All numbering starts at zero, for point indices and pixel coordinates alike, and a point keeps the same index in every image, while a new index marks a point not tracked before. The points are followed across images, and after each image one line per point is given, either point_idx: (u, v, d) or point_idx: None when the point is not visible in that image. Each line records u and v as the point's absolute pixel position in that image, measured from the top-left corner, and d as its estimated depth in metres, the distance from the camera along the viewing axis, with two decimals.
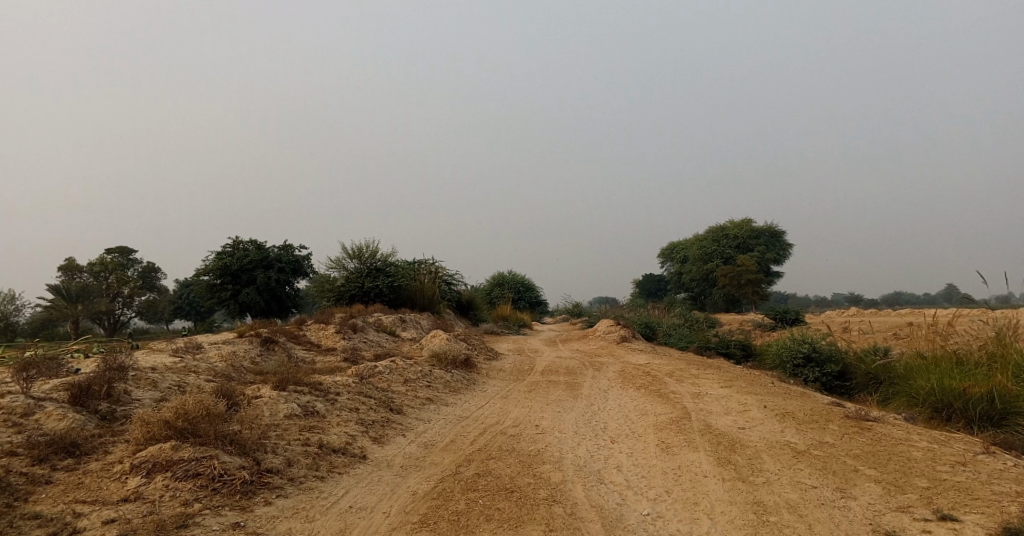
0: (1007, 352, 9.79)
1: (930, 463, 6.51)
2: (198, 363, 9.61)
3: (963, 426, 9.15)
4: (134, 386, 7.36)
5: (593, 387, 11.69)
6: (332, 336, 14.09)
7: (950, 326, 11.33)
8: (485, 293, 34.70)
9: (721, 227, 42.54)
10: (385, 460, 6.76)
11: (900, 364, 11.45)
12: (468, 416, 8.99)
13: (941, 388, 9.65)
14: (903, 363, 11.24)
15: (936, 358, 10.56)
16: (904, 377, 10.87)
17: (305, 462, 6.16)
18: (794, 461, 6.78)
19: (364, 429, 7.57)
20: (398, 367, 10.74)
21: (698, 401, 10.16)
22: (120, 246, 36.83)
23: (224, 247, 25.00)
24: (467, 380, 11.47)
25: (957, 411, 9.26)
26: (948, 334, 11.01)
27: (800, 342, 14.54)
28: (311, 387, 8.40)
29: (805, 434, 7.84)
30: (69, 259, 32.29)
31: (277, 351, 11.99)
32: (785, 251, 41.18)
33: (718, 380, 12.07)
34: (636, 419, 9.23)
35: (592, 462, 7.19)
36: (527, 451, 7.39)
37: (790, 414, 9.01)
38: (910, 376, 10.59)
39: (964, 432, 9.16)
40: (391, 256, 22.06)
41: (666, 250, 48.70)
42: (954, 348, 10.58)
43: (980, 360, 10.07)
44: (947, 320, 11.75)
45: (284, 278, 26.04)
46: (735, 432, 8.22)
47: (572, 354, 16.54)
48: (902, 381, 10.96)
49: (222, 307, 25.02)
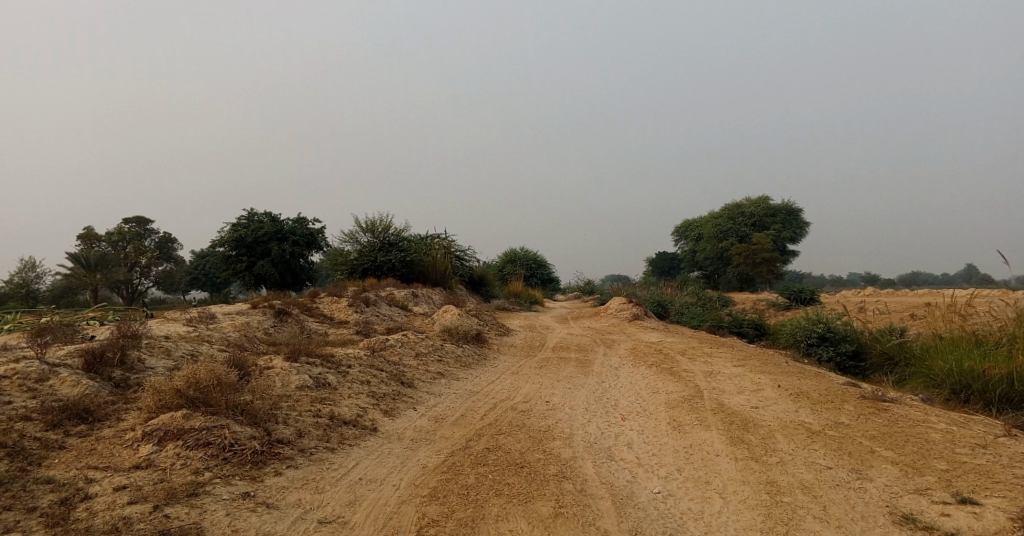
0: None
1: (948, 445, 6.40)
2: (211, 333, 9.65)
3: (981, 408, 9.03)
4: (147, 354, 7.39)
5: (604, 364, 11.65)
6: (344, 309, 14.12)
7: (969, 306, 11.15)
8: (498, 269, 34.66)
9: (737, 205, 42.10)
10: (396, 433, 6.76)
11: (917, 344, 11.29)
12: (479, 390, 8.97)
13: (959, 370, 9.51)
14: (920, 343, 11.08)
15: (955, 339, 10.40)
16: (921, 358, 10.72)
17: (315, 433, 6.17)
18: (809, 441, 6.70)
19: (375, 402, 7.57)
20: (410, 341, 10.73)
21: (710, 380, 10.09)
22: (138, 216, 37.20)
23: (239, 219, 25.09)
24: (478, 355, 11.46)
25: (976, 393, 9.13)
26: (968, 315, 10.83)
27: (814, 322, 14.39)
28: (323, 359, 8.40)
29: (820, 415, 7.76)
30: (87, 228, 32.66)
31: (290, 323, 12.03)
32: (802, 230, 40.76)
33: (731, 359, 11.98)
34: (647, 396, 9.19)
35: (603, 439, 7.15)
36: (538, 427, 7.37)
37: (804, 394, 8.91)
38: (928, 357, 10.44)
39: (982, 414, 9.04)
40: (404, 230, 22.03)
41: (680, 228, 48.33)
42: (974, 329, 10.41)
43: (1001, 342, 9.91)
44: (966, 300, 11.56)
45: (299, 250, 26.13)
46: (748, 411, 8.14)
47: (584, 331, 16.49)
48: (918, 362, 10.82)
49: (238, 279, 25.18)
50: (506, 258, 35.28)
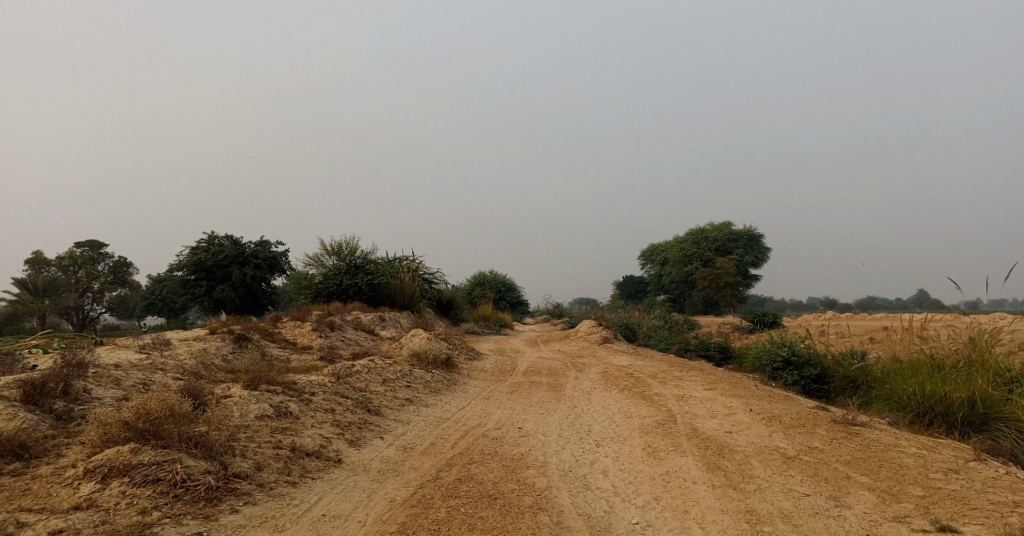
0: (986, 358, 9.74)
1: (923, 470, 6.35)
2: (165, 360, 9.20)
3: (946, 431, 9.05)
4: (95, 384, 6.97)
5: (576, 388, 11.46)
6: (308, 333, 13.71)
7: (927, 330, 11.29)
8: (466, 292, 34.38)
9: (700, 229, 42.62)
10: (362, 464, 6.44)
11: (878, 368, 11.38)
12: (448, 417, 8.69)
13: (923, 392, 9.57)
14: (881, 367, 11.16)
15: (915, 362, 10.47)
16: (883, 382, 10.79)
17: (276, 466, 5.83)
18: (786, 467, 6.58)
19: (339, 431, 7.24)
20: (377, 366, 10.40)
21: (682, 404, 9.97)
22: (92, 240, 35.95)
23: (199, 241, 24.42)
24: (448, 380, 11.16)
25: (939, 416, 9.17)
26: (927, 338, 10.93)
27: (779, 345, 14.45)
28: (285, 387, 8.04)
29: (794, 439, 7.67)
30: (37, 252, 31.36)
31: (250, 348, 11.59)
32: (764, 255, 41.43)
33: (702, 382, 11.90)
34: (620, 422, 9.02)
35: (578, 466, 6.93)
36: (510, 455, 7.11)
37: (777, 418, 8.84)
38: (891, 380, 10.51)
39: (946, 437, 9.05)
40: (370, 253, 21.68)
41: (646, 252, 48.73)
42: (933, 352, 10.53)
43: (959, 365, 10.00)
44: (924, 324, 11.73)
45: (261, 274, 25.51)
46: (722, 436, 8.02)
47: (553, 355, 16.30)
48: (880, 385, 10.89)
49: (197, 303, 24.38)
50: (474, 282, 35.05)
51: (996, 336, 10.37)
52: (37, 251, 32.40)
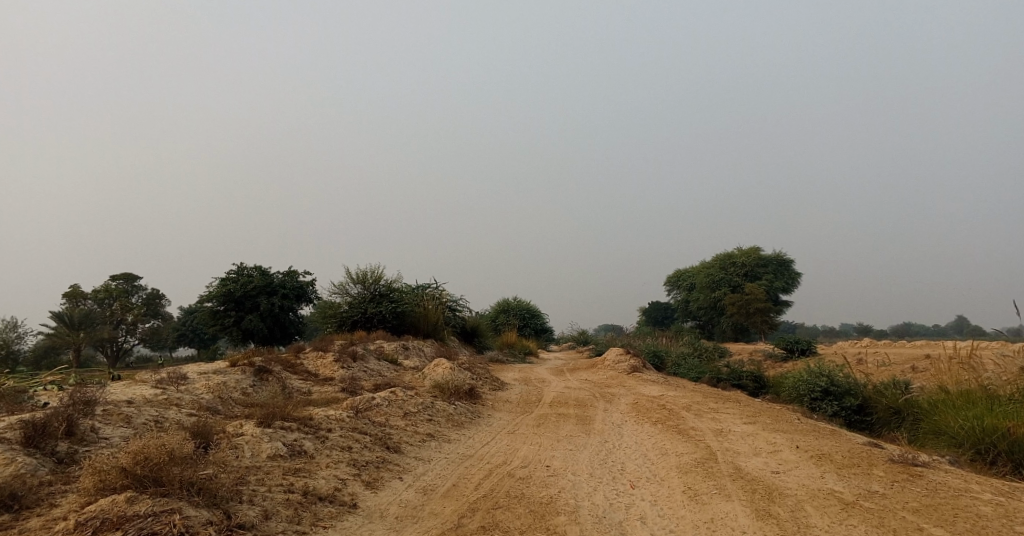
0: None
1: (1004, 522, 5.67)
2: (181, 395, 8.86)
3: (1009, 470, 8.30)
4: (103, 423, 6.64)
5: (606, 421, 10.86)
6: (330, 364, 13.33)
7: (976, 358, 10.54)
8: (491, 319, 33.94)
9: (728, 254, 41.72)
10: (379, 510, 5.96)
11: (924, 400, 10.64)
12: (472, 455, 8.18)
13: (980, 426, 8.83)
14: (927, 399, 10.42)
15: (968, 394, 9.75)
16: (932, 414, 10.04)
17: (285, 514, 5.38)
18: (845, 515, 5.95)
19: (356, 472, 6.77)
20: (398, 399, 9.94)
21: (721, 440, 9.32)
22: (126, 273, 36.34)
23: (229, 272, 24.41)
24: (472, 413, 10.67)
25: (1002, 453, 8.41)
26: (979, 367, 10.18)
27: (817, 375, 13.68)
28: (300, 424, 7.61)
29: (849, 481, 7.01)
30: (73, 285, 31.81)
31: (271, 381, 11.20)
32: (794, 280, 40.35)
33: (740, 415, 11.20)
34: (656, 459, 8.43)
35: (613, 512, 6.37)
36: (539, 499, 6.56)
37: (827, 456, 8.16)
38: (940, 413, 9.76)
39: (1010, 477, 8.30)
40: (395, 281, 21.38)
41: (672, 278, 47.94)
42: (986, 383, 9.77)
43: (1015, 396, 9.28)
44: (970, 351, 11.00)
45: (288, 304, 25.34)
46: (769, 476, 7.39)
47: (581, 385, 15.69)
48: (928, 419, 10.14)
49: (225, 334, 24.22)
50: (500, 309, 34.61)
51: None
52: (73, 284, 32.83)
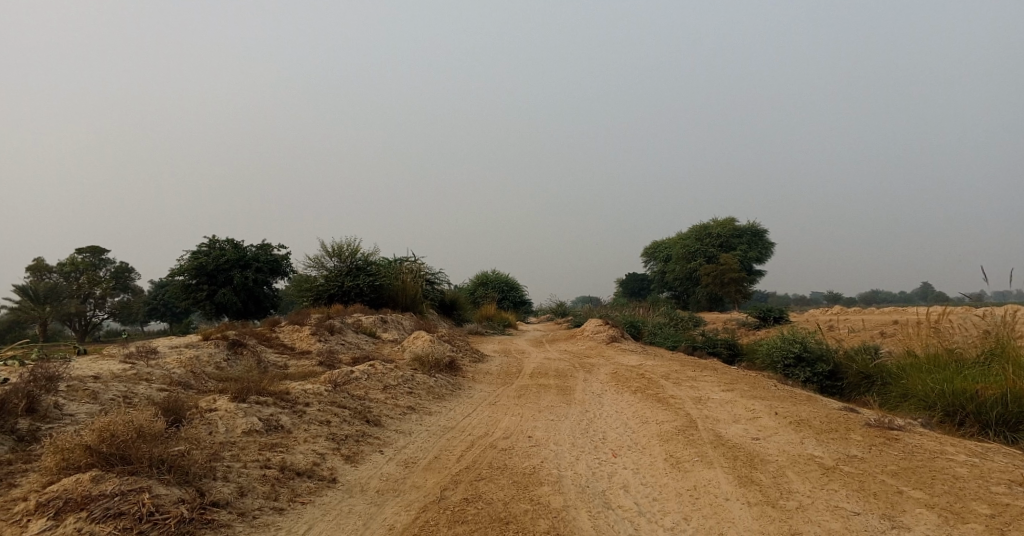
0: (1009, 350, 9.14)
1: (981, 483, 5.74)
2: (151, 370, 8.60)
3: (977, 431, 8.43)
4: (68, 399, 6.40)
5: (586, 391, 10.83)
6: (306, 337, 13.11)
7: (944, 322, 10.67)
8: (469, 292, 33.80)
9: (703, 225, 41.93)
10: (359, 484, 5.84)
11: (892, 364, 10.83)
12: (454, 427, 8.08)
13: (948, 389, 8.98)
14: (896, 363, 10.60)
15: (937, 359, 9.88)
16: (902, 378, 10.16)
17: (261, 490, 5.24)
18: (826, 480, 5.97)
19: (335, 446, 6.63)
20: (376, 372, 9.78)
21: (701, 407, 9.34)
22: (93, 246, 35.43)
23: (200, 245, 23.87)
24: (452, 385, 10.56)
25: (971, 415, 8.53)
26: (946, 332, 10.31)
27: (790, 341, 13.80)
28: (276, 398, 7.42)
29: (829, 446, 7.05)
30: (38, 259, 30.99)
31: (245, 355, 10.96)
32: (768, 251, 40.73)
33: (718, 383, 11.25)
34: (637, 427, 8.42)
35: (596, 481, 6.32)
36: (522, 469, 6.49)
37: (805, 422, 8.21)
38: (910, 377, 9.92)
39: (978, 438, 8.43)
40: (371, 253, 21.07)
41: (648, 249, 48.16)
42: (954, 346, 9.90)
43: (982, 359, 9.41)
44: (939, 316, 11.15)
45: (262, 277, 24.92)
46: (750, 443, 7.41)
47: (560, 355, 15.67)
48: (898, 383, 10.29)
49: (198, 308, 23.77)
50: (477, 281, 34.48)
51: (1017, 326, 9.77)
52: (37, 258, 31.98)
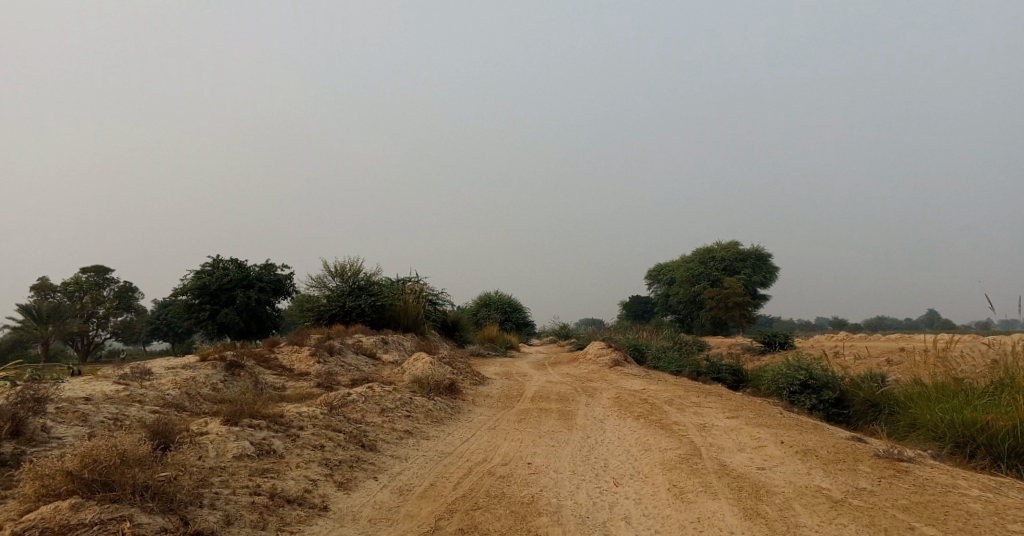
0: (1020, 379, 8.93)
1: (997, 520, 5.53)
2: (145, 391, 8.44)
3: (989, 464, 8.19)
4: (56, 422, 6.25)
5: (587, 416, 10.62)
6: (306, 358, 12.95)
7: (952, 350, 10.47)
8: (472, 313, 33.63)
9: (707, 249, 41.78)
10: (351, 513, 5.65)
11: (900, 393, 10.63)
12: (451, 452, 7.88)
13: (958, 419, 8.77)
14: (903, 391, 10.41)
15: (946, 387, 9.66)
16: (910, 407, 9.94)
17: (249, 519, 5.07)
18: (834, 513, 5.76)
19: (328, 472, 6.45)
20: (374, 394, 9.60)
21: (705, 435, 9.13)
22: (97, 265, 35.41)
23: (204, 265, 23.80)
24: (451, 409, 10.36)
25: (983, 447, 8.29)
26: (955, 360, 10.11)
27: (795, 368, 13.57)
28: (269, 421, 7.26)
29: (837, 478, 6.83)
30: (42, 278, 30.96)
31: (243, 376, 10.80)
32: (772, 275, 40.51)
33: (723, 409, 11.02)
34: (639, 455, 8.20)
35: (596, 512, 6.12)
36: (519, 498, 6.29)
37: (812, 451, 7.99)
38: (918, 405, 9.71)
39: (990, 470, 8.18)
40: (373, 274, 20.97)
41: (651, 272, 47.98)
42: (964, 376, 9.68)
43: (992, 388, 9.20)
44: (947, 344, 10.95)
45: (265, 297, 24.81)
46: (755, 473, 7.20)
47: (562, 379, 15.46)
48: (906, 412, 10.07)
49: (200, 328, 23.64)
50: (480, 303, 34.32)
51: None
52: (42, 277, 31.95)
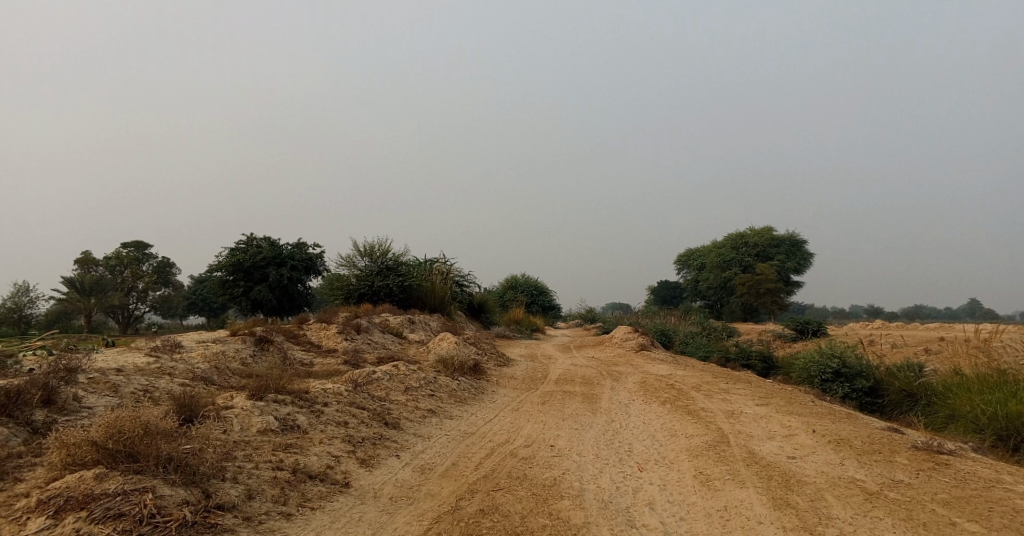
0: None
1: None
2: (175, 364, 8.55)
3: None
4: (87, 391, 6.33)
5: (613, 400, 10.49)
6: (333, 336, 13.04)
7: (996, 341, 10.07)
8: (499, 295, 33.61)
9: (739, 234, 41.08)
10: (372, 490, 5.63)
11: (937, 383, 10.31)
12: (474, 432, 7.83)
13: (999, 411, 8.45)
14: (941, 381, 10.08)
15: (989, 379, 9.30)
16: (949, 399, 9.62)
17: (270, 493, 5.07)
18: (868, 506, 5.57)
19: (350, 449, 6.44)
20: (399, 373, 9.59)
21: (733, 422, 8.94)
22: (137, 241, 36.24)
23: (238, 242, 24.11)
24: (476, 389, 10.32)
25: None
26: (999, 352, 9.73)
27: (828, 356, 13.24)
28: (294, 397, 7.27)
29: (871, 469, 6.62)
30: (85, 252, 31.84)
31: (271, 351, 10.90)
32: (807, 261, 39.69)
33: (752, 396, 10.80)
34: (665, 440, 8.07)
35: (620, 497, 6.01)
36: (542, 481, 6.21)
37: (846, 442, 7.76)
38: (957, 396, 9.38)
39: None
40: (402, 254, 21.01)
41: (682, 257, 47.42)
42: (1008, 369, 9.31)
43: None
44: (990, 334, 10.54)
45: (297, 275, 25.08)
46: (785, 462, 7.01)
47: (588, 362, 15.33)
48: (945, 403, 9.74)
49: (234, 304, 24.01)
50: (508, 285, 34.28)
51: None
52: (85, 251, 32.83)
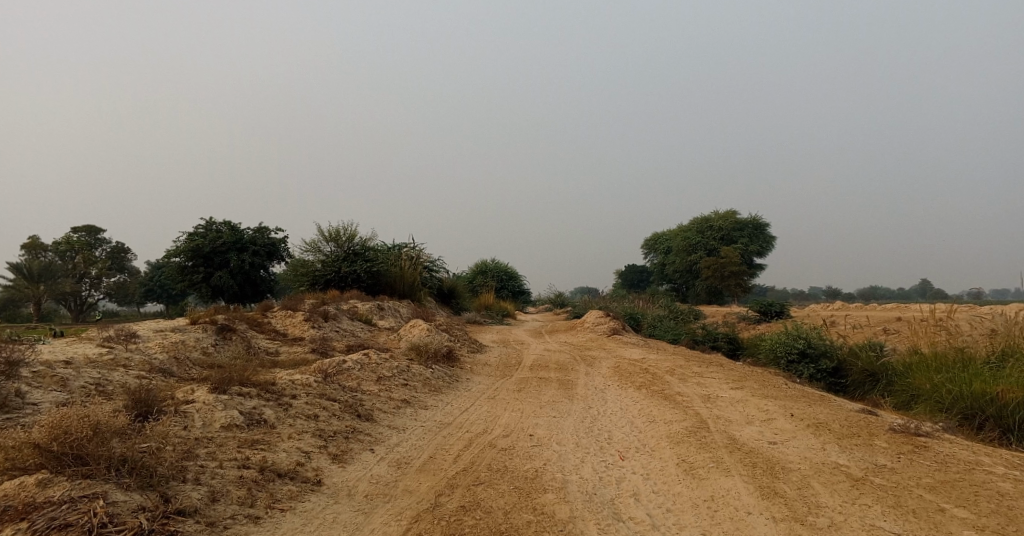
0: None
1: None
2: (130, 355, 8.08)
3: (999, 436, 7.85)
4: (32, 386, 5.87)
5: (588, 386, 10.32)
6: (300, 323, 12.59)
7: (956, 319, 10.11)
8: (468, 280, 33.24)
9: (704, 218, 41.28)
10: (346, 487, 5.33)
11: (899, 363, 10.37)
12: (450, 423, 7.56)
13: (964, 390, 8.46)
14: (903, 361, 10.13)
15: (953, 359, 9.34)
16: (914, 378, 9.63)
17: (236, 495, 4.74)
18: (857, 493, 5.49)
19: (322, 444, 6.11)
20: (370, 362, 9.24)
21: (710, 406, 8.83)
22: (89, 226, 34.77)
23: (197, 227, 23.28)
24: (450, 377, 10.05)
25: (992, 419, 7.96)
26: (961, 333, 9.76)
27: (794, 336, 13.24)
28: (260, 389, 6.89)
29: (854, 453, 6.56)
30: (32, 237, 30.44)
31: (234, 340, 10.43)
32: (769, 244, 40.15)
33: (726, 380, 10.73)
34: (644, 427, 7.91)
35: (604, 488, 5.82)
36: (524, 473, 5.98)
37: (824, 425, 7.70)
38: (922, 376, 9.40)
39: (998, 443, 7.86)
40: (369, 239, 20.52)
41: (649, 241, 47.58)
42: (971, 350, 9.36)
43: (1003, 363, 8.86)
44: (951, 313, 10.58)
45: (259, 261, 24.30)
46: (767, 447, 6.91)
47: (560, 347, 15.15)
48: (910, 383, 9.76)
49: (194, 291, 23.22)
50: (476, 270, 33.93)
51: None
52: (33, 236, 31.38)
